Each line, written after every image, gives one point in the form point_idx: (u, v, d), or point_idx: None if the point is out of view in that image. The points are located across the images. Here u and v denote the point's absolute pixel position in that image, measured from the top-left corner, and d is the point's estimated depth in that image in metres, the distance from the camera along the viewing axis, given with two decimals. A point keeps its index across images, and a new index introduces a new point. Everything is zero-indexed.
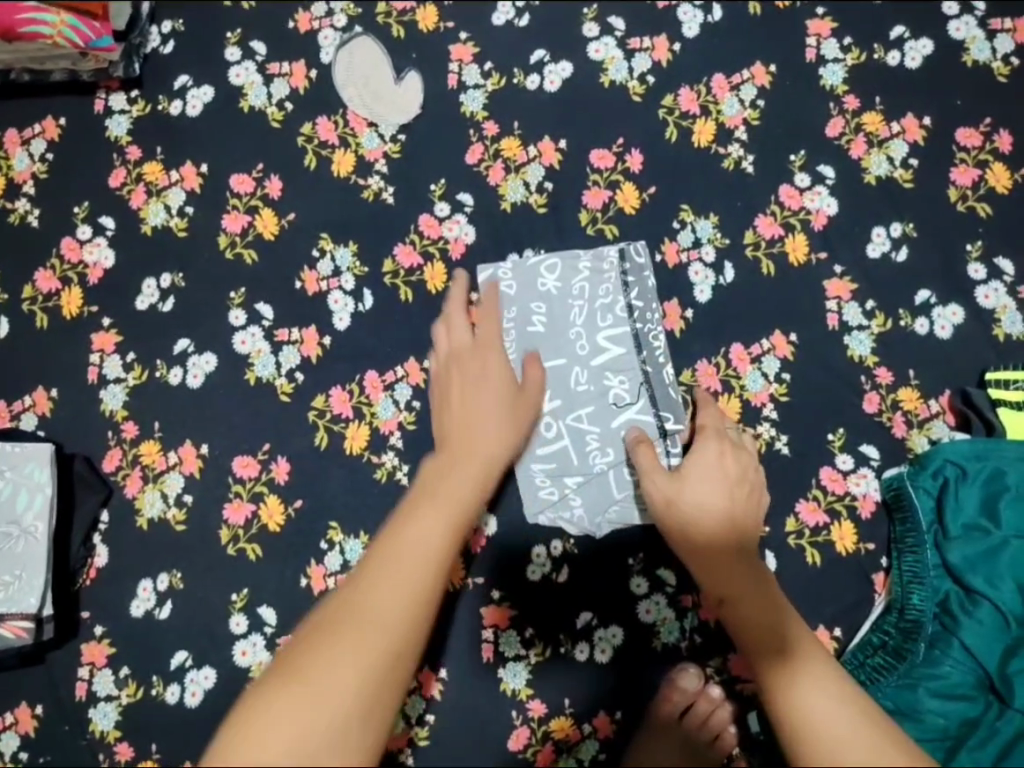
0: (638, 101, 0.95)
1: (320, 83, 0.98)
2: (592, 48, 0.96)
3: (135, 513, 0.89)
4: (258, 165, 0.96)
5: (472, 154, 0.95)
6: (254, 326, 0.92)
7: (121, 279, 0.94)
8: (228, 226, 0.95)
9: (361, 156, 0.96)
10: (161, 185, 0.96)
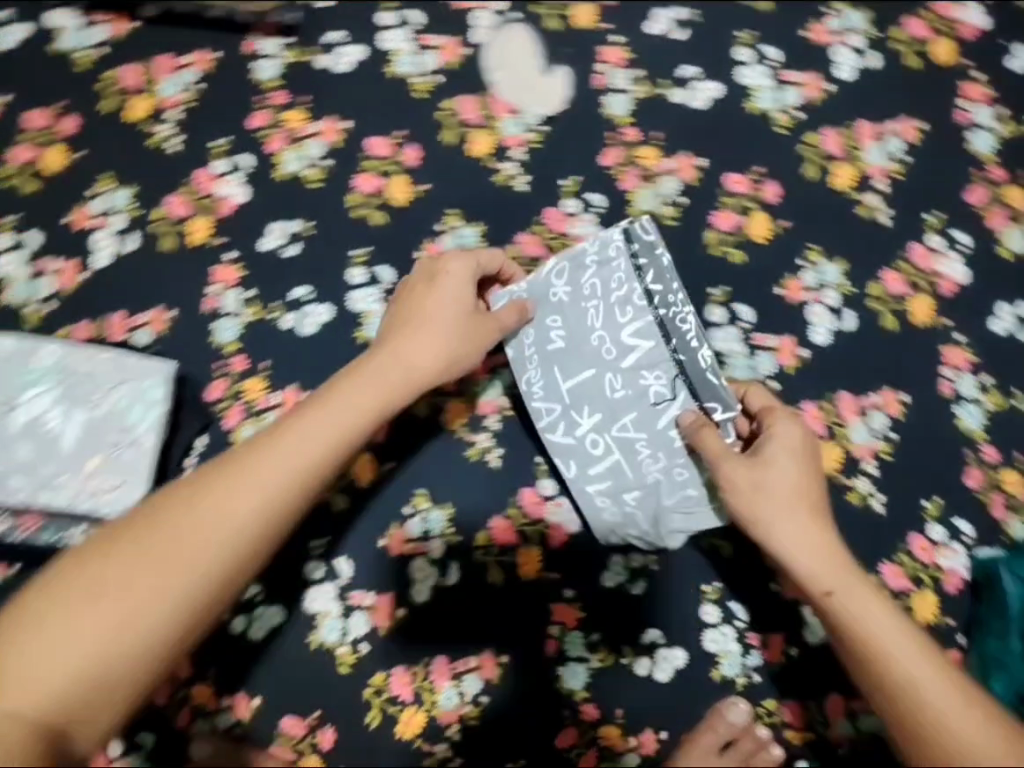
0: (782, 133, 0.95)
1: (469, 62, 0.99)
2: (744, 72, 0.97)
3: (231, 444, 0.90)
4: (401, 131, 0.97)
5: (607, 157, 0.95)
6: (371, 287, 0.94)
7: (250, 218, 0.96)
8: (359, 185, 0.96)
9: (500, 140, 0.97)
10: (299, 134, 0.98)
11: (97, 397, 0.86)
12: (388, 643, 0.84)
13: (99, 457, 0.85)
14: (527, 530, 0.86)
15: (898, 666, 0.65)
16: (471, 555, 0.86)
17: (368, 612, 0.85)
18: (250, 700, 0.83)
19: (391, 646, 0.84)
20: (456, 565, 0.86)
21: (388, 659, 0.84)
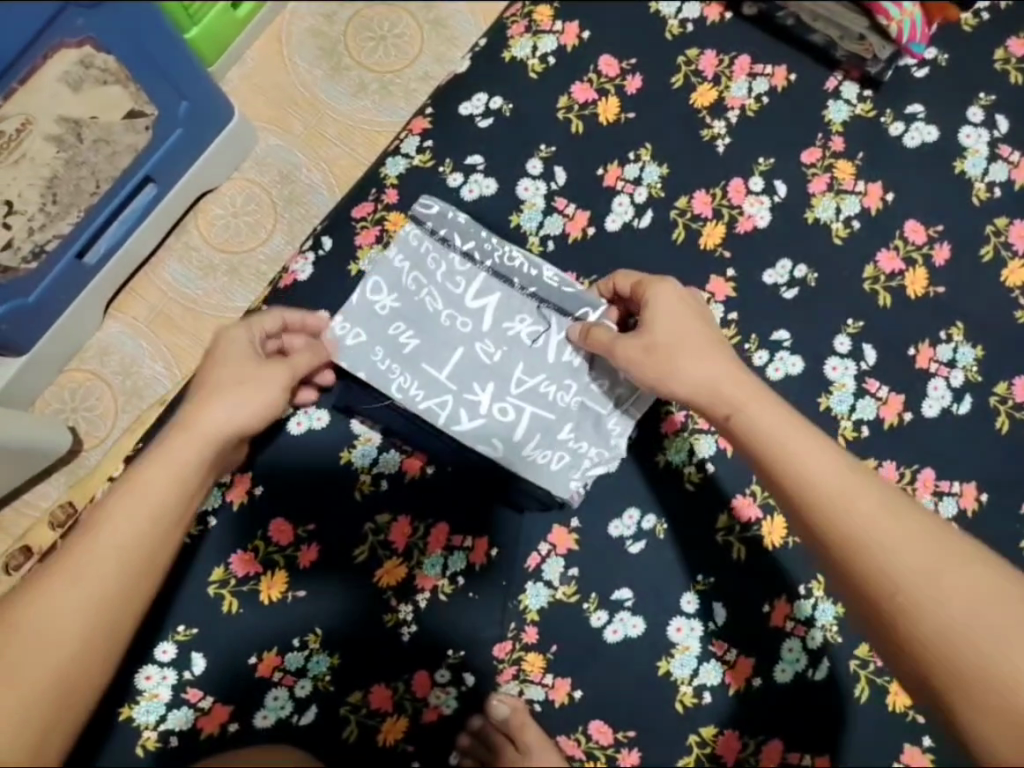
0: (975, 203, 0.93)
1: (694, 35, 0.97)
2: (965, 132, 0.94)
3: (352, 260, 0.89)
4: (631, 58, 0.96)
5: (808, 153, 0.93)
6: (542, 181, 0.92)
7: (465, 83, 0.95)
8: (575, 91, 0.95)
9: (722, 98, 0.95)
10: (541, 27, 0.97)
11: None
12: (408, 491, 0.86)
13: None
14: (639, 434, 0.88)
15: (927, 630, 0.62)
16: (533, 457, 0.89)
17: (401, 456, 0.86)
18: (252, 484, 0.85)
19: (411, 495, 0.86)
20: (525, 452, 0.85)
21: (399, 505, 0.86)
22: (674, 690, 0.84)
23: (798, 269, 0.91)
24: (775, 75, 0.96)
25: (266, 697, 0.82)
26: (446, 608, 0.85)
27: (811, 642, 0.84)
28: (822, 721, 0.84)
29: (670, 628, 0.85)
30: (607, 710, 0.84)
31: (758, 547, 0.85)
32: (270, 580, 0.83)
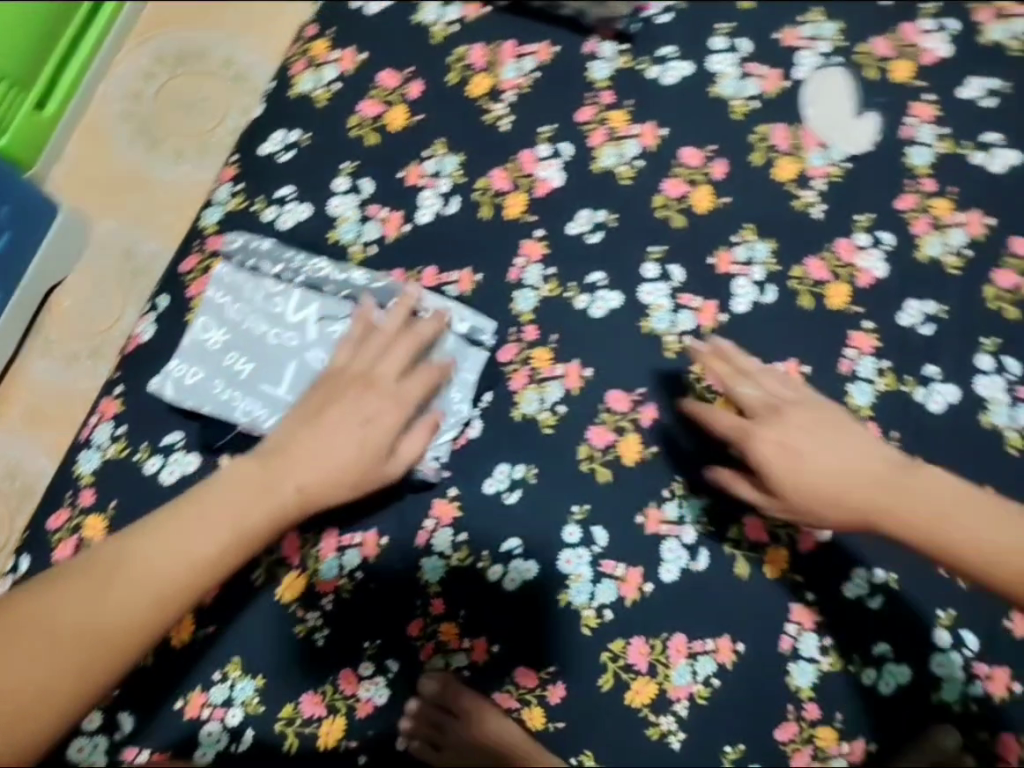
0: (737, 119, 1.03)
1: (460, 35, 1.07)
2: (714, 60, 1.05)
3: (188, 310, 0.94)
4: (409, 67, 1.06)
5: (582, 113, 1.03)
6: (352, 195, 1.01)
7: (262, 126, 1.05)
8: (364, 108, 1.04)
9: (496, 83, 1.05)
10: (319, 60, 1.07)
11: None
12: None
13: None
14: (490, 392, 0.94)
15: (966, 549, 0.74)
16: None
17: None
18: None
19: None
20: None
21: None
22: (580, 619, 0.89)
23: (597, 215, 0.99)
24: (539, 51, 1.06)
25: (203, 731, 0.86)
26: (348, 603, 0.90)
27: (687, 537, 0.90)
28: (718, 610, 0.88)
29: (560, 561, 0.90)
30: (522, 655, 0.89)
31: (621, 467, 0.92)
32: (178, 625, 0.88)
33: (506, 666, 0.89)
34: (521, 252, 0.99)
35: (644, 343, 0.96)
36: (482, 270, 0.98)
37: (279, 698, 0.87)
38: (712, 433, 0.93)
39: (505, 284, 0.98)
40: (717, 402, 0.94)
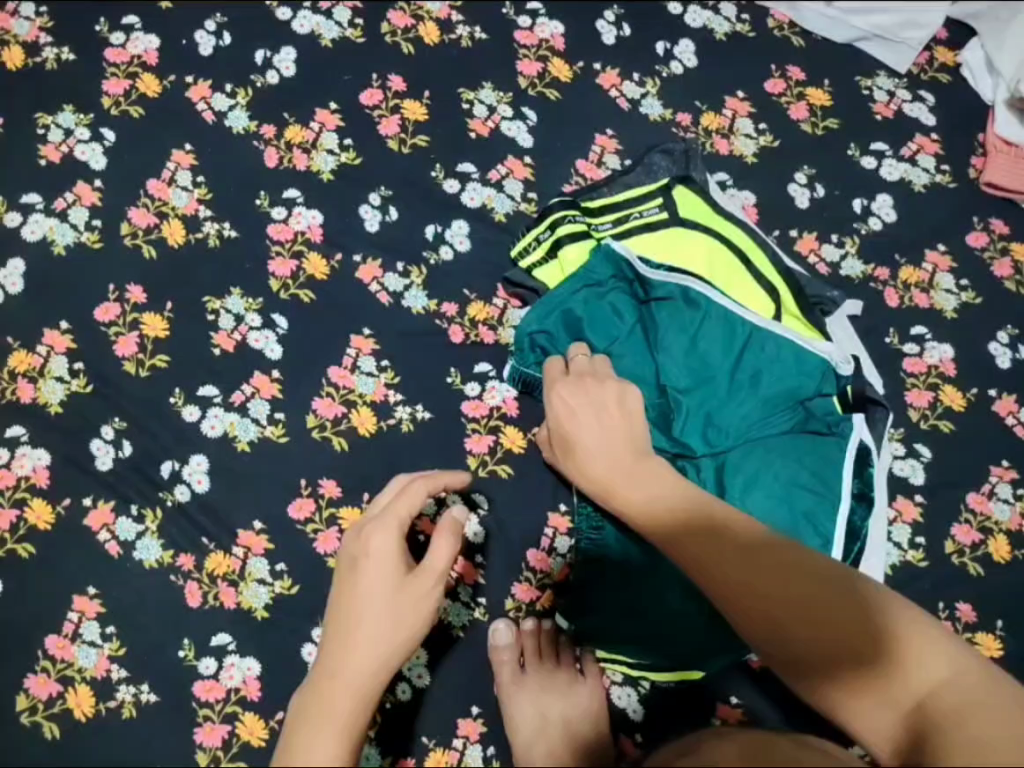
0: (423, 117, 1.02)
1: (110, 191, 0.98)
2: (337, 80, 1.03)
3: (18, 693, 0.85)
4: (110, 286, 0.95)
5: (269, 158, 1.00)
6: (109, 439, 0.91)
7: None
8: (100, 318, 0.94)
9: (183, 216, 0.98)
10: (37, 367, 0.93)
11: None
12: (270, 699, 0.86)
13: None
14: (328, 524, 0.90)
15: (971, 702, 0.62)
16: (326, 586, 0.89)
17: (238, 694, 0.86)
18: None
19: (282, 686, 0.87)
20: (250, 652, 0.87)
21: None
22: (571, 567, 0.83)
23: (357, 259, 0.97)
24: (180, 159, 0.99)
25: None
26: (407, 727, 0.87)
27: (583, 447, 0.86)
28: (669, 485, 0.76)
29: (533, 563, 0.92)
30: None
31: (514, 458, 0.93)
32: None
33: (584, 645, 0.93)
34: (335, 382, 0.94)
35: (491, 343, 0.95)
36: (280, 408, 0.93)
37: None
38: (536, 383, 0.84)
39: (318, 388, 0.93)
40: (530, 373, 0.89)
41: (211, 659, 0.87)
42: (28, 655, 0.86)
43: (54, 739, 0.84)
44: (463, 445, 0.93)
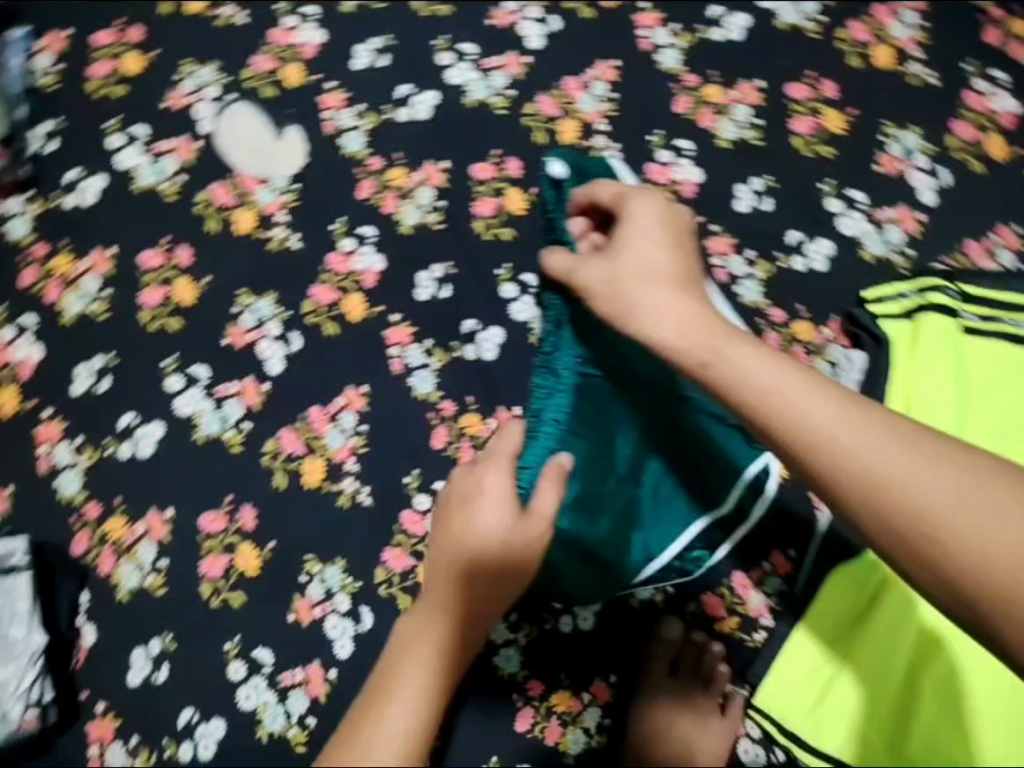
0: (839, 133, 1.02)
1: (534, 69, 1.03)
2: (776, 62, 1.03)
3: (270, 437, 0.96)
4: (494, 149, 1.02)
5: (677, 104, 1.02)
6: (436, 275, 0.99)
7: (306, 215, 1.01)
8: (475, 173, 1.01)
9: (582, 119, 1.02)
10: (406, 187, 1.01)
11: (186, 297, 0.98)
12: None
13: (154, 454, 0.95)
14: None
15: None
16: None
17: None
18: (324, 673, 0.91)
19: None
20: None
21: None
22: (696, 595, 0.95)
23: (714, 230, 1.00)
24: (603, 72, 1.03)
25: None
26: (556, 653, 0.95)
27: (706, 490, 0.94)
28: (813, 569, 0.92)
29: (736, 585, 0.97)
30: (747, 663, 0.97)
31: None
32: None
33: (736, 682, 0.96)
34: None
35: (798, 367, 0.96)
36: None
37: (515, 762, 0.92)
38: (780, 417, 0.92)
39: None
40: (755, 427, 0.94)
41: (427, 497, 0.94)
42: (293, 411, 0.96)
43: (278, 488, 0.95)
44: None
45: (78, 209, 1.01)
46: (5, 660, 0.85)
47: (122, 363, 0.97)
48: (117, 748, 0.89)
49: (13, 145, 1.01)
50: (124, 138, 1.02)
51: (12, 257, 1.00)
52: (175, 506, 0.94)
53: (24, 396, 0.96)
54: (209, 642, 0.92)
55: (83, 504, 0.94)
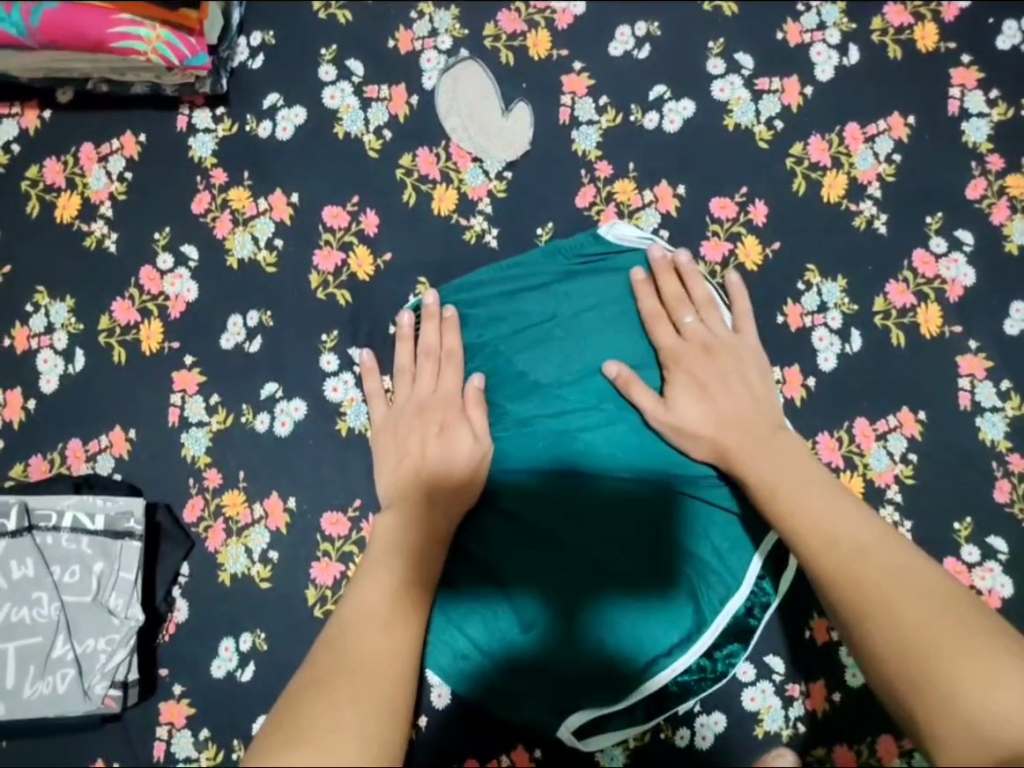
0: None
1: (814, 104, 0.90)
2: None
3: None
4: (740, 188, 0.89)
5: (973, 187, 0.88)
6: None
7: (516, 209, 0.89)
8: (714, 209, 0.88)
9: (853, 178, 0.88)
10: (633, 206, 0.89)
11: (363, 269, 0.88)
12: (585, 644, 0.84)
13: (291, 434, 0.86)
14: (831, 482, 0.84)
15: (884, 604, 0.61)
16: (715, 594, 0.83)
17: None
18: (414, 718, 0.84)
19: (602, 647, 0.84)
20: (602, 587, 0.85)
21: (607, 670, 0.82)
22: (791, 742, 0.83)
23: (970, 345, 0.86)
24: (893, 125, 0.89)
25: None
26: (662, 766, 0.83)
27: None
28: None
29: (879, 750, 0.82)
30: None
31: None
32: None
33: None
34: (855, 437, 0.85)
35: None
36: (796, 412, 0.86)
37: None
38: (949, 561, 0.83)
39: (843, 423, 0.85)
40: None
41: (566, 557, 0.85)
42: None
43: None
44: None
45: (271, 140, 0.91)
46: (98, 632, 0.74)
47: (278, 324, 0.87)
48: (185, 738, 0.81)
49: (219, 53, 0.89)
50: (338, 72, 0.91)
51: (190, 176, 0.90)
52: (298, 496, 0.85)
53: (169, 334, 0.87)
54: (301, 650, 0.83)
55: (205, 469, 0.85)
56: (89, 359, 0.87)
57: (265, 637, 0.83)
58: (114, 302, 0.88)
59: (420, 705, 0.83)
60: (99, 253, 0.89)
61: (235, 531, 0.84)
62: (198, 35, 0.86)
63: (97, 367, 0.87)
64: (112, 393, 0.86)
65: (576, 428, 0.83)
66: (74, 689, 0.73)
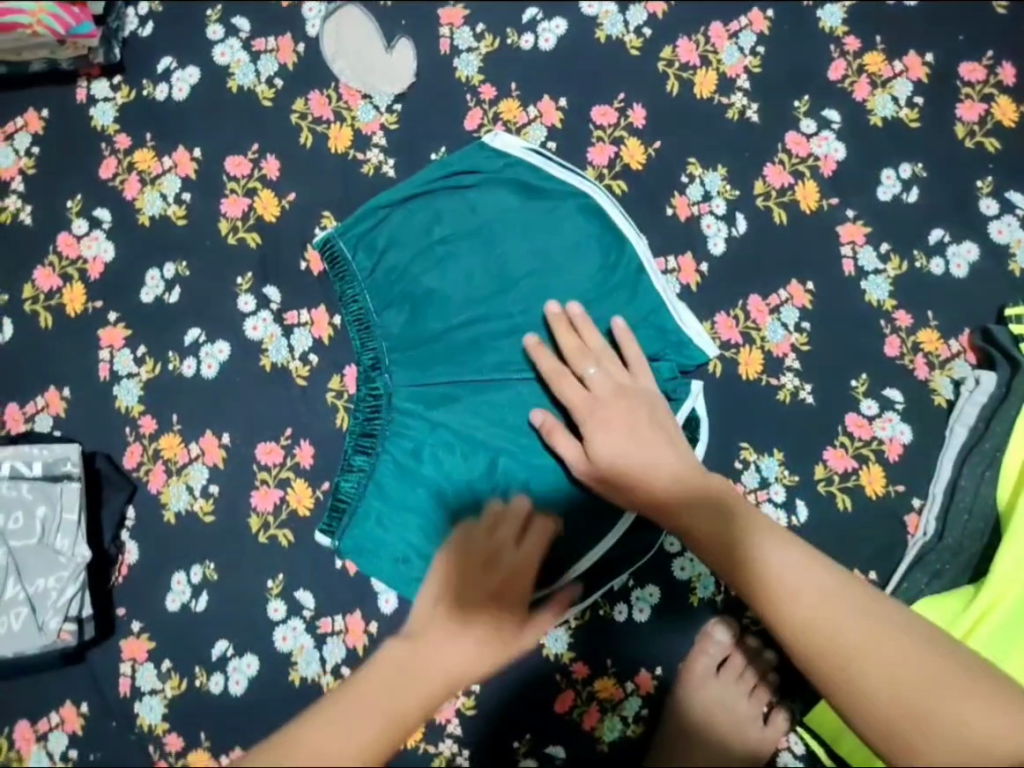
0: (1009, 127, 0.92)
1: (678, 9, 0.95)
2: (951, 35, 0.93)
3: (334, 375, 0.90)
4: (618, 95, 0.93)
5: (834, 69, 0.93)
6: None
7: (410, 138, 0.93)
8: (595, 117, 0.93)
9: (722, 73, 0.94)
10: (519, 123, 0.93)
11: (271, 212, 0.92)
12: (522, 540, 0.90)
13: (217, 375, 0.90)
14: (732, 356, 0.90)
15: (829, 637, 0.63)
16: None
17: None
18: (364, 625, 0.86)
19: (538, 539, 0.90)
20: None
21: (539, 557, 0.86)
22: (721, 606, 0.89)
23: (848, 215, 0.92)
24: (754, 20, 0.94)
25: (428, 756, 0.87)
26: (603, 640, 0.89)
27: (777, 497, 0.88)
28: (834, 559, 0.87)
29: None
30: (799, 674, 0.90)
31: (861, 495, 0.88)
32: None
33: (787, 696, 0.90)
34: (750, 313, 0.90)
35: (917, 379, 0.89)
36: (694, 295, 0.91)
37: (548, 744, 0.88)
38: (848, 416, 0.89)
39: (738, 301, 0.91)
40: (835, 445, 0.89)
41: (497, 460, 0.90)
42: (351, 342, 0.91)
43: (341, 426, 0.89)
44: (822, 450, 0.89)
45: (169, 101, 0.94)
46: (47, 570, 0.78)
47: (194, 273, 0.91)
48: (148, 670, 0.85)
49: (108, 23, 0.93)
50: (225, 30, 0.95)
51: (95, 145, 0.94)
52: (231, 432, 0.89)
53: (92, 294, 0.91)
54: (250, 576, 0.87)
55: (139, 416, 0.89)
56: (17, 327, 0.91)
57: (215, 567, 0.87)
58: (35, 271, 0.91)
59: (369, 612, 0.87)
60: (16, 226, 0.92)
61: (174, 470, 0.88)
62: (81, 5, 0.90)
63: (25, 334, 0.90)
64: (42, 356, 0.90)
65: (488, 334, 0.87)
66: (28, 625, 0.77)
